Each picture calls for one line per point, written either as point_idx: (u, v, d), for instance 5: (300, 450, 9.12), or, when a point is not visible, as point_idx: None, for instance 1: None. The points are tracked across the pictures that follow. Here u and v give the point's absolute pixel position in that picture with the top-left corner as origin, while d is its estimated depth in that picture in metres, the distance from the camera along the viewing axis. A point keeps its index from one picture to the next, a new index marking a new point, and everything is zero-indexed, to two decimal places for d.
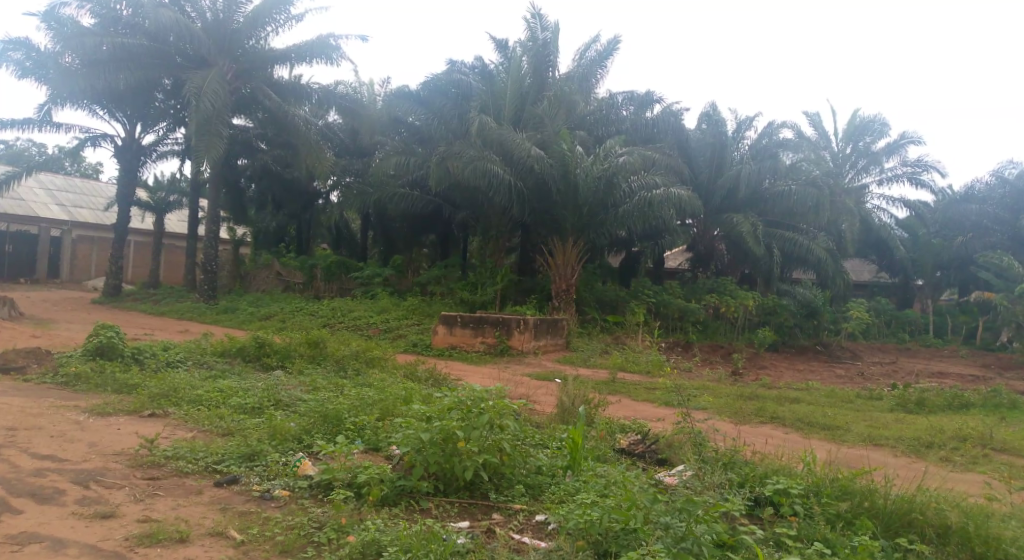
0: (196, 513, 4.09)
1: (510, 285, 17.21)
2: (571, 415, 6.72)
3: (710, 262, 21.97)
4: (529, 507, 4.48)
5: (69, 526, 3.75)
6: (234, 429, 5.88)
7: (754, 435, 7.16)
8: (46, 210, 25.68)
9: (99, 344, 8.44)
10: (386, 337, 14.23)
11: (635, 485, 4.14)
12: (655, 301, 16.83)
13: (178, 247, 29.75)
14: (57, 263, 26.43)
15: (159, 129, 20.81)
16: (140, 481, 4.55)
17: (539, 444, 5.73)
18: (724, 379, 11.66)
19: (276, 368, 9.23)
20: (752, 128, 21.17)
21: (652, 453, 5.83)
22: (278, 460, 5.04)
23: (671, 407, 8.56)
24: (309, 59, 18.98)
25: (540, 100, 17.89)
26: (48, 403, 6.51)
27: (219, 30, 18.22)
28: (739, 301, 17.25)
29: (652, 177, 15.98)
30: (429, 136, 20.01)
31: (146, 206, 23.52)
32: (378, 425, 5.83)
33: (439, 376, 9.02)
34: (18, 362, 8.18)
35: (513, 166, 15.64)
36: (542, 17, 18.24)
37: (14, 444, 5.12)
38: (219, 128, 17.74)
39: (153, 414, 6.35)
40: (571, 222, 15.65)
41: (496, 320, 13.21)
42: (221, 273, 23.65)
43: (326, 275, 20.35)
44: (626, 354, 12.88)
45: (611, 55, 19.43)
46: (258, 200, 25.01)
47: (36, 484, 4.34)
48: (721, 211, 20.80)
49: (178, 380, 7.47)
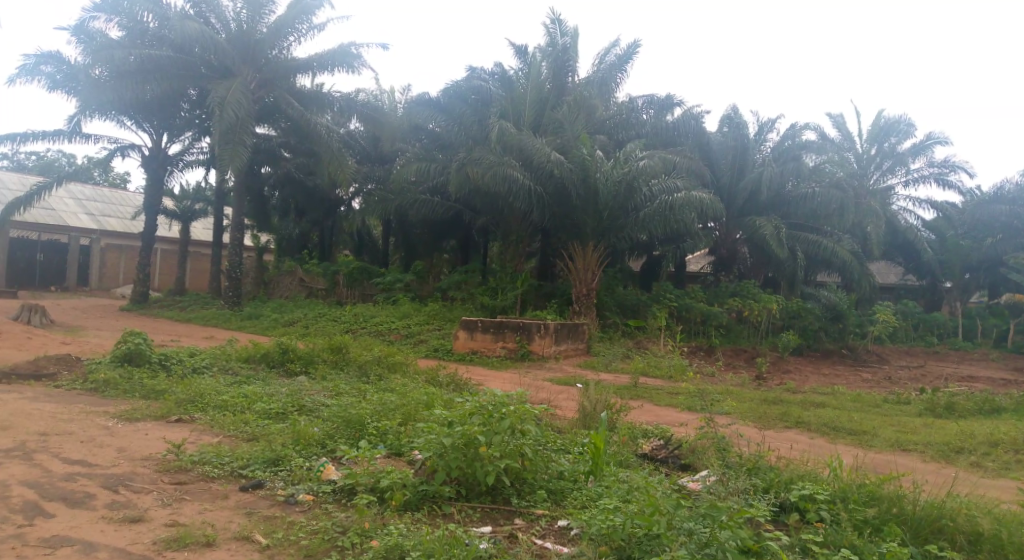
0: (222, 517, 4.14)
1: (530, 290, 17.21)
2: (593, 420, 6.69)
3: (732, 265, 21.79)
4: (552, 512, 4.47)
5: (99, 530, 3.81)
6: (259, 434, 5.95)
7: (779, 440, 7.08)
8: (76, 219, 26.21)
9: (127, 350, 8.59)
10: (407, 342, 14.30)
11: (657, 491, 4.11)
12: (677, 305, 16.72)
13: (202, 254, 30.18)
14: (86, 271, 26.95)
15: (184, 138, 21.16)
16: (167, 485, 4.62)
17: (560, 449, 5.72)
18: (748, 384, 11.53)
19: (299, 374, 9.33)
20: (774, 129, 20.99)
21: (675, 459, 5.79)
22: (302, 465, 5.09)
23: (694, 412, 8.49)
24: (330, 67, 19.19)
25: (559, 105, 17.92)
26: (79, 409, 6.64)
27: (243, 40, 18.50)
28: (762, 305, 17.08)
29: (672, 181, 15.90)
30: (449, 142, 20.11)
31: (172, 215, 23.91)
32: (400, 429, 5.87)
33: (460, 381, 9.04)
34: (49, 369, 8.35)
35: (533, 171, 15.67)
36: (561, 23, 18.26)
37: (45, 449, 5.23)
38: (242, 137, 17.99)
39: (180, 420, 6.45)
40: (591, 226, 15.62)
41: (516, 325, 13.21)
42: (245, 280, 23.94)
43: (348, 281, 20.52)
44: (648, 359, 12.81)
45: (631, 58, 19.40)
46: (281, 208, 25.31)
47: (67, 488, 4.43)
48: (743, 214, 20.62)
49: (204, 386, 7.58)
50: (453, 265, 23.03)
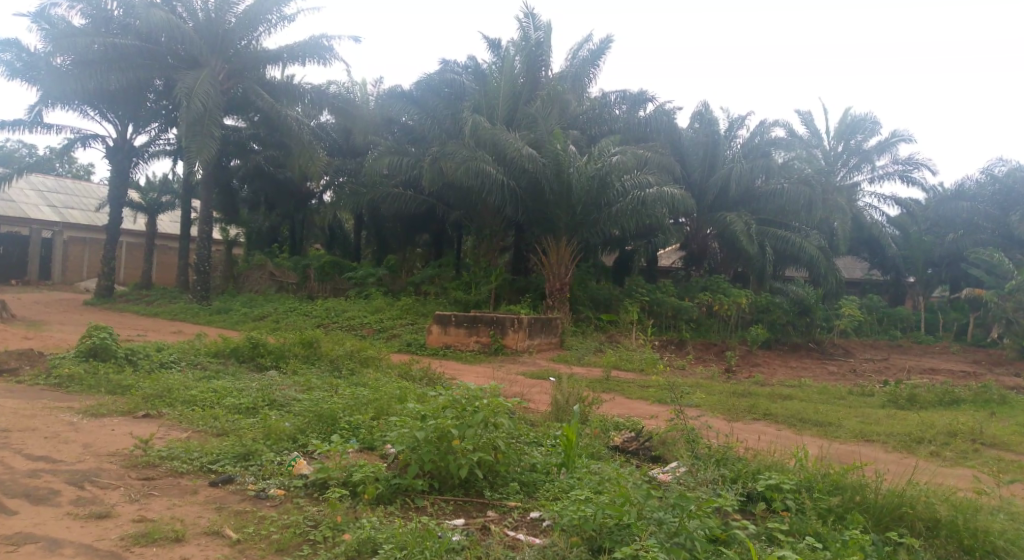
0: (192, 513, 4.09)
1: (504, 285, 17.28)
2: (565, 413, 6.74)
3: (703, 260, 22.03)
4: (524, 504, 4.50)
5: (64, 526, 3.75)
6: (227, 428, 5.90)
7: (747, 432, 7.22)
8: (37, 211, 25.54)
9: (91, 345, 8.40)
10: (379, 337, 14.23)
11: (628, 481, 4.19)
12: (649, 299, 16.88)
13: (169, 247, 29.64)
14: (49, 264, 26.30)
15: (151, 129, 20.74)
16: (135, 481, 4.55)
17: (533, 442, 5.78)
18: (718, 377, 11.70)
19: (270, 368, 9.22)
20: (745, 126, 21.27)
21: (646, 451, 5.86)
22: (273, 459, 5.05)
23: (665, 405, 8.61)
24: (301, 59, 18.94)
25: (533, 100, 17.91)
26: (42, 405, 6.50)
27: (211, 30, 18.16)
28: (731, 299, 17.34)
29: (644, 177, 16.03)
30: (422, 135, 20.05)
31: (138, 206, 23.38)
32: (373, 424, 5.87)
33: (433, 376, 9.04)
34: (11, 364, 8.15)
35: (506, 166, 15.70)
36: (535, 17, 18.25)
37: (8, 445, 5.11)
38: (211, 128, 17.69)
39: (148, 415, 6.35)
40: (564, 222, 15.69)
41: (490, 319, 13.25)
42: (215, 275, 23.58)
43: (320, 275, 20.34)
44: (620, 352, 12.95)
45: (604, 54, 19.50)
46: (251, 201, 24.97)
47: (31, 484, 4.34)
48: (714, 209, 20.90)
49: (172, 381, 7.45)
50: (426, 259, 22.93)
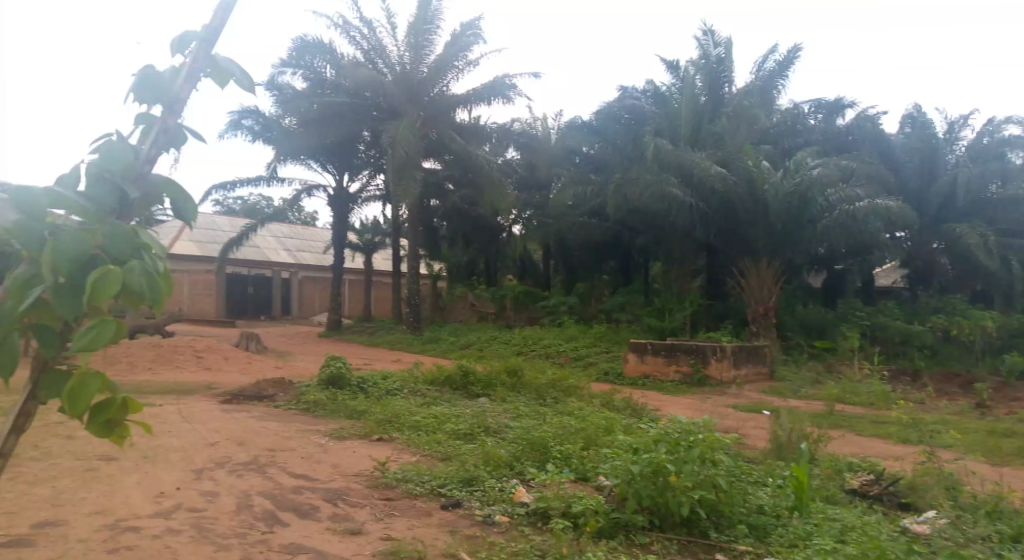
0: (430, 534, 4.36)
1: (700, 312, 16.73)
2: (788, 450, 6.23)
3: (931, 279, 19.44)
4: (755, 549, 4.23)
5: (326, 540, 4.18)
6: (451, 454, 6.23)
7: (1018, 480, 6.14)
8: (278, 255, 29.46)
9: (330, 374, 9.40)
10: (578, 365, 14.37)
11: (879, 532, 3.76)
12: (871, 324, 15.29)
13: (382, 283, 32.58)
14: (288, 301, 30.11)
15: (363, 177, 23.02)
16: (378, 501, 4.97)
17: (757, 481, 5.39)
18: (967, 413, 10.19)
19: (480, 396, 9.68)
20: (971, 126, 18.75)
21: (891, 497, 5.21)
22: (495, 486, 5.24)
23: (907, 444, 7.63)
24: (487, 100, 20.01)
25: (718, 117, 17.17)
26: (296, 427, 7.37)
27: (407, 80, 19.59)
28: (975, 322, 15.07)
29: (853, 191, 14.67)
30: (604, 163, 20.21)
31: (357, 247, 26.03)
32: (583, 454, 5.88)
33: (637, 405, 8.89)
34: (269, 390, 9.37)
35: (694, 187, 15.19)
36: (714, 33, 17.70)
37: (274, 463, 5.85)
38: (414, 172, 19.18)
39: (381, 439, 6.93)
40: (763, 243, 14.76)
41: (690, 347, 12.81)
42: (424, 307, 25.41)
43: (516, 305, 21.19)
44: (842, 383, 11.79)
45: (794, 62, 18.30)
46: (450, 237, 26.69)
47: (296, 499, 4.91)
48: (939, 221, 18.53)
49: (398, 407, 8.08)
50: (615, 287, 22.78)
